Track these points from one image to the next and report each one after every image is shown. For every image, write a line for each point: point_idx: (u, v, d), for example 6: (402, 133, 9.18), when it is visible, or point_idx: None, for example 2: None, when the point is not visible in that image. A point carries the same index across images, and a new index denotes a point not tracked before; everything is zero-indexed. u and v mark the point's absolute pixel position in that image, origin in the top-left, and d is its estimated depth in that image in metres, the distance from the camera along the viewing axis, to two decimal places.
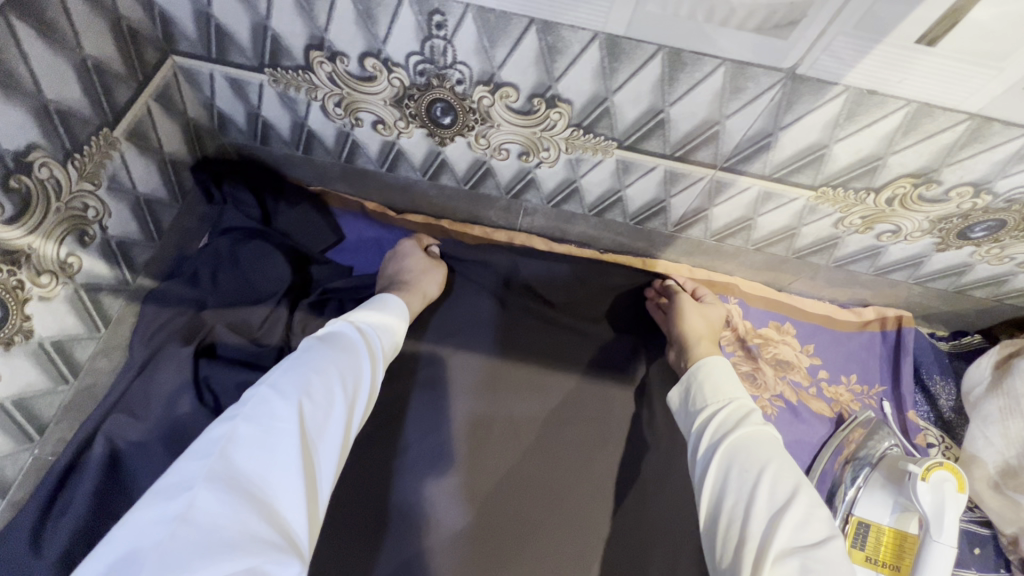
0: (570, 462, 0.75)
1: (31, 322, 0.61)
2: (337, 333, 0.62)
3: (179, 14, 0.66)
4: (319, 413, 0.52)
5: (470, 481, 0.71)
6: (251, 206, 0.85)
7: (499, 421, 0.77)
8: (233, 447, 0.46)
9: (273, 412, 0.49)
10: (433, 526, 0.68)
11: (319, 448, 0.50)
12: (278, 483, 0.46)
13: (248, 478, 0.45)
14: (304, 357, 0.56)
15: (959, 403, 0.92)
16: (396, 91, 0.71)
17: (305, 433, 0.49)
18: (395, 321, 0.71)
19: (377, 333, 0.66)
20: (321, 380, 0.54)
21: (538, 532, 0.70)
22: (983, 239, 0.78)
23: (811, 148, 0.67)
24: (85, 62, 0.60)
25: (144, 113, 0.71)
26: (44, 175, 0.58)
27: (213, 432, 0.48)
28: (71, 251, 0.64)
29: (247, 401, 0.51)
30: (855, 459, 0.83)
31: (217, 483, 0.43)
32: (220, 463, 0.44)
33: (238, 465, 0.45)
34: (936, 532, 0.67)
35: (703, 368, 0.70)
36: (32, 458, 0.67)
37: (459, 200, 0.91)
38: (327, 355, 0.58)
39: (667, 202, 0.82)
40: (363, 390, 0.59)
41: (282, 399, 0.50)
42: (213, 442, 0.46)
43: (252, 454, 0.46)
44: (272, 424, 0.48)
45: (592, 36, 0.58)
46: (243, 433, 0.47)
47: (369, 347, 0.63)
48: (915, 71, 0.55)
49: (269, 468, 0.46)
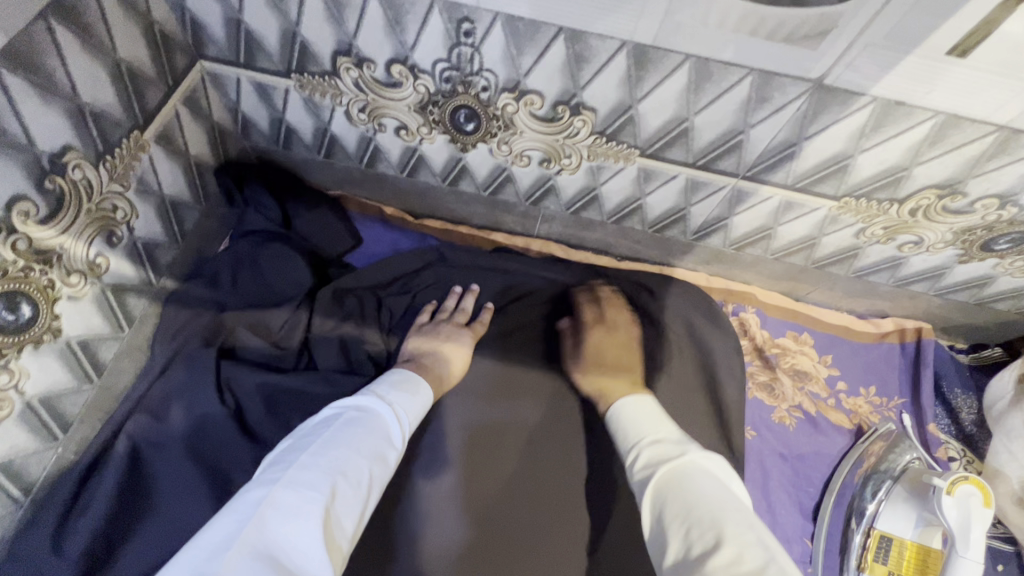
0: (570, 473, 0.74)
1: (60, 321, 0.61)
2: (372, 404, 0.58)
3: (209, 21, 0.67)
4: (351, 496, 0.47)
5: (469, 491, 0.70)
6: (271, 209, 0.85)
7: (494, 427, 0.75)
8: (271, 515, 0.41)
9: (306, 483, 0.44)
10: (430, 535, 0.67)
11: (344, 529, 0.45)
12: (307, 563, 0.40)
13: (275, 556, 0.39)
14: (340, 426, 0.52)
15: (981, 416, 0.91)
16: (420, 98, 0.72)
17: (333, 514, 0.44)
18: (428, 403, 0.66)
19: (410, 408, 0.61)
20: (355, 457, 0.49)
21: (536, 546, 0.69)
22: (1007, 251, 0.78)
23: (835, 159, 0.67)
24: (119, 65, 0.61)
25: (172, 117, 0.72)
26: (77, 176, 0.59)
27: (245, 498, 0.43)
28: (99, 251, 0.65)
29: (281, 468, 0.46)
30: (877, 472, 0.82)
31: (247, 559, 0.38)
32: (252, 535, 0.39)
33: (274, 537, 0.40)
34: (963, 548, 0.66)
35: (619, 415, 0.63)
36: (55, 457, 0.67)
37: (478, 206, 0.91)
38: (361, 428, 0.53)
39: (687, 210, 0.82)
40: (389, 476, 0.53)
41: (316, 471, 0.46)
42: (249, 508, 0.42)
43: (285, 528, 0.41)
44: (305, 496, 0.43)
45: (619, 45, 0.59)
46: (279, 501, 0.42)
47: (402, 426, 0.58)
48: (943, 83, 0.55)
49: (296, 545, 0.40)
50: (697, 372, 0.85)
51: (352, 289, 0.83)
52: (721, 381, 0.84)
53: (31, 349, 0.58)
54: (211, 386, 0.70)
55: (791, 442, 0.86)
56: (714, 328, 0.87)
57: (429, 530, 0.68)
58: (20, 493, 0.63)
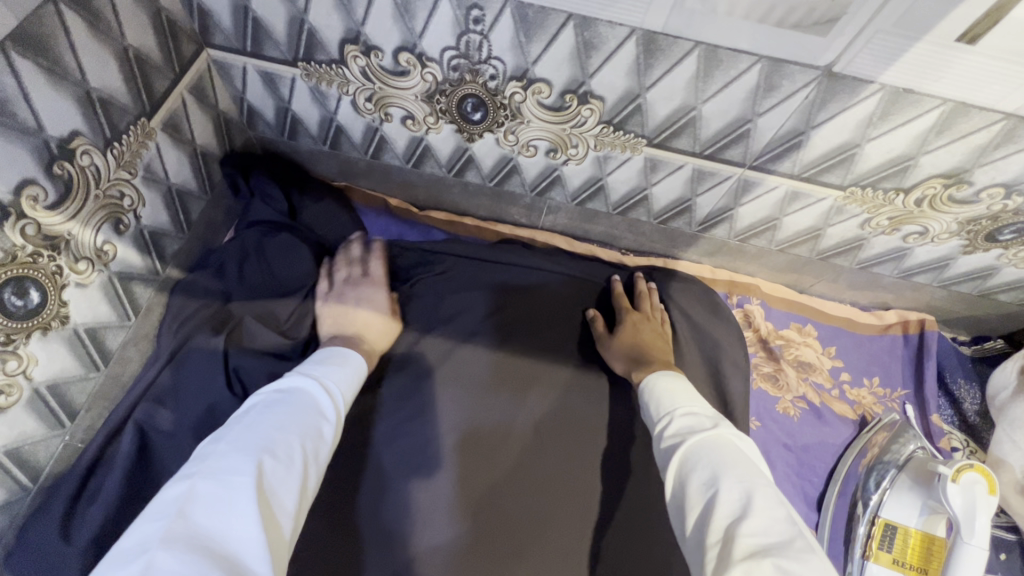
0: (570, 468, 0.72)
1: (68, 308, 0.61)
2: (297, 386, 0.58)
3: (216, 8, 0.67)
4: (281, 471, 0.46)
5: (466, 488, 0.67)
6: (278, 199, 0.85)
7: (489, 425, 0.72)
8: (192, 505, 0.40)
9: (231, 466, 0.44)
10: (423, 536, 0.64)
11: (282, 502, 0.45)
12: (245, 538, 0.39)
13: (208, 538, 0.38)
14: (261, 412, 0.52)
15: (984, 407, 0.91)
16: (428, 87, 0.71)
17: (266, 490, 0.44)
18: (358, 375, 0.66)
19: (339, 382, 0.62)
20: (282, 434, 0.49)
21: (535, 546, 0.66)
22: (1011, 241, 0.78)
23: (842, 148, 0.67)
24: (127, 51, 0.61)
25: (179, 105, 0.72)
26: (85, 162, 0.59)
27: (164, 495, 0.41)
28: (107, 239, 0.64)
29: (201, 461, 0.45)
30: (879, 463, 0.81)
31: (177, 545, 0.37)
32: (177, 524, 0.38)
33: (199, 522, 0.39)
34: (968, 534, 0.66)
35: (661, 386, 0.65)
36: (63, 445, 0.66)
37: (483, 197, 0.92)
38: (284, 409, 0.53)
39: (692, 201, 0.82)
40: (324, 449, 0.54)
41: (240, 453, 0.45)
42: (171, 502, 0.40)
43: (214, 510, 0.40)
44: (232, 477, 0.43)
45: (629, 32, 0.59)
46: (202, 489, 0.41)
47: (333, 402, 0.58)
48: (952, 70, 0.55)
49: (232, 524, 0.40)
50: (703, 363, 0.85)
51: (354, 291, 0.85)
52: (726, 371, 0.84)
53: (39, 336, 0.58)
54: (219, 373, 0.70)
55: (796, 432, 0.86)
56: (718, 319, 0.88)
57: (423, 530, 0.65)
58: (28, 481, 0.63)
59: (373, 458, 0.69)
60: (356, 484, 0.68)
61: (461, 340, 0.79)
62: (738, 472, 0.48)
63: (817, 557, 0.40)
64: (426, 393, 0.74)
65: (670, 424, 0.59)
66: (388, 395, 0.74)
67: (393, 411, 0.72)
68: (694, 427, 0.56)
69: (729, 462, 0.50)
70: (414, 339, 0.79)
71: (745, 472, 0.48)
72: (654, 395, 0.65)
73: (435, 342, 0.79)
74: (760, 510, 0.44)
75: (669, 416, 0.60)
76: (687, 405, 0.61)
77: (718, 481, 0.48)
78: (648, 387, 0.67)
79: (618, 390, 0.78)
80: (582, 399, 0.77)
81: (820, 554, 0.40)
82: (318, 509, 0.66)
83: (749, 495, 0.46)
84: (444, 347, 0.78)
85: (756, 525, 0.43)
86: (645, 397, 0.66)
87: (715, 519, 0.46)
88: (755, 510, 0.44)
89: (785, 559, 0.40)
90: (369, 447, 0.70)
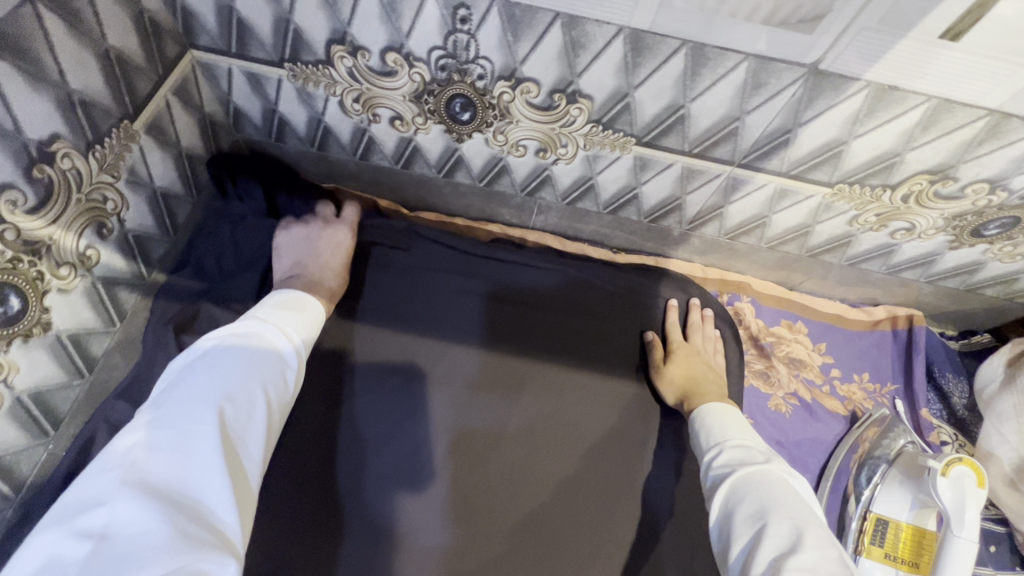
0: (561, 466, 0.72)
1: (50, 314, 0.60)
2: (257, 330, 0.58)
3: (200, 8, 0.66)
4: (241, 415, 0.49)
5: (462, 489, 0.68)
6: (260, 199, 0.85)
7: (480, 426, 0.73)
8: (149, 453, 0.43)
9: (191, 414, 0.46)
10: (420, 540, 0.65)
11: (244, 447, 0.48)
12: (208, 487, 0.43)
13: (169, 486, 0.41)
14: (219, 353, 0.53)
15: (972, 401, 0.92)
16: (415, 87, 0.71)
17: (226, 436, 0.47)
18: (318, 320, 0.67)
19: (300, 330, 0.63)
20: (242, 382, 0.51)
21: (533, 542, 0.66)
22: (996, 236, 0.79)
23: (829, 145, 0.68)
24: (108, 52, 0.60)
25: (163, 106, 0.71)
26: (66, 166, 0.58)
27: (119, 443, 0.44)
28: (90, 243, 0.63)
29: (159, 406, 0.47)
30: (871, 458, 0.83)
31: (136, 493, 0.40)
32: (136, 473, 0.41)
33: (157, 470, 0.42)
34: (957, 527, 0.67)
35: (716, 415, 0.67)
36: (47, 453, 0.65)
37: (473, 197, 0.91)
38: (243, 354, 0.54)
39: (682, 199, 0.82)
40: (285, 393, 0.56)
41: (198, 401, 0.47)
42: (127, 450, 0.43)
43: (173, 459, 0.43)
44: (190, 425, 0.45)
45: (616, 31, 0.59)
46: (160, 438, 0.44)
47: (293, 346, 0.60)
48: (936, 67, 0.56)
49: (192, 472, 0.43)
50: None
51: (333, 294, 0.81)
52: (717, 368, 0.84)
53: (20, 343, 0.57)
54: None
55: (787, 429, 0.87)
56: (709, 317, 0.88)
57: (421, 534, 0.65)
58: (10, 491, 0.62)
59: (365, 460, 0.68)
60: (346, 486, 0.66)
61: (453, 341, 0.79)
62: (788, 511, 0.50)
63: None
64: (417, 394, 0.73)
65: (720, 454, 0.61)
66: (380, 396, 0.73)
67: (385, 413, 0.72)
68: (743, 459, 0.58)
69: (779, 500, 0.52)
70: (406, 340, 0.78)
71: (794, 512, 0.50)
72: (705, 423, 0.67)
73: (427, 343, 0.78)
74: (810, 550, 0.46)
75: (719, 445, 0.63)
76: (740, 436, 0.63)
77: (767, 516, 0.50)
78: (702, 415, 0.69)
79: (611, 389, 0.78)
80: (575, 398, 0.77)
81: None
82: (308, 514, 0.65)
83: (799, 534, 0.48)
84: (435, 347, 0.78)
85: (805, 564, 0.45)
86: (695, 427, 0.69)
87: (762, 550, 0.48)
88: (804, 549, 0.46)
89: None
90: (361, 449, 0.69)
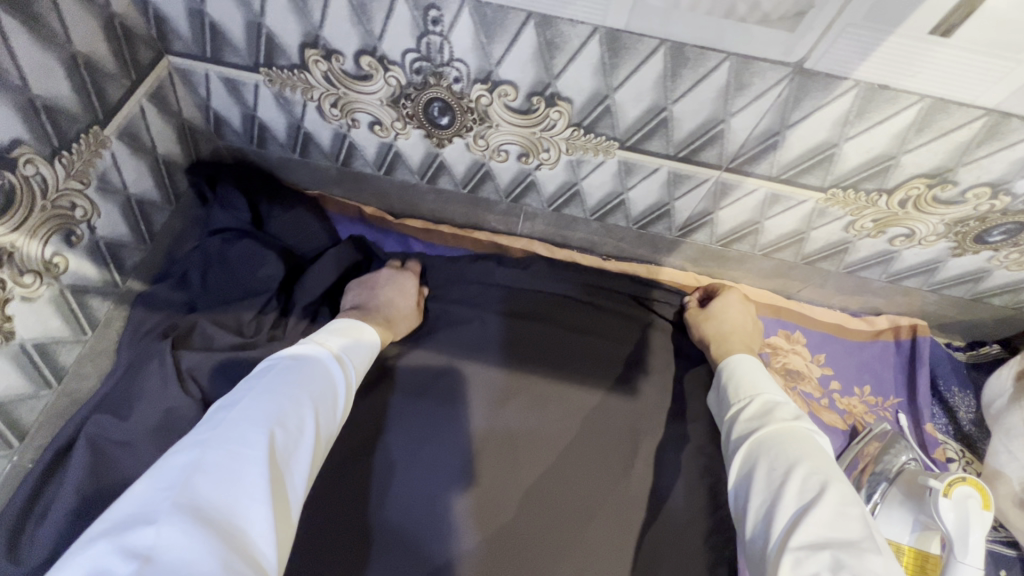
0: (554, 473, 0.68)
1: (12, 323, 0.59)
2: (312, 355, 0.59)
3: (173, 13, 0.65)
4: (289, 441, 0.48)
5: (465, 499, 0.65)
6: (242, 208, 0.82)
7: (497, 432, 0.70)
8: (199, 476, 0.42)
9: (244, 437, 0.45)
10: (438, 540, 0.62)
11: (291, 477, 0.47)
12: (252, 513, 0.42)
13: (215, 509, 0.40)
14: (274, 377, 0.53)
15: (979, 416, 0.88)
16: (392, 91, 0.69)
17: (275, 461, 0.46)
18: (369, 348, 0.68)
19: (352, 357, 0.63)
20: (294, 407, 0.50)
21: (538, 560, 0.63)
22: (1001, 243, 0.75)
23: (820, 148, 0.65)
24: (75, 57, 0.59)
25: (136, 112, 0.70)
26: (29, 172, 0.57)
27: (173, 461, 0.43)
28: (56, 251, 0.63)
29: (211, 427, 0.47)
30: (872, 475, 0.78)
31: (185, 514, 0.39)
32: (186, 493, 0.40)
33: (205, 494, 0.41)
34: (962, 554, 0.63)
35: (743, 366, 0.70)
36: (10, 465, 0.65)
37: (459, 204, 0.89)
38: (296, 376, 0.54)
39: (670, 205, 0.80)
40: (333, 424, 0.55)
41: (251, 425, 0.47)
42: (180, 468, 0.42)
43: (223, 482, 0.42)
44: (241, 449, 0.44)
45: (591, 30, 0.57)
46: (210, 459, 0.43)
47: (346, 373, 0.60)
48: (928, 64, 0.53)
49: (239, 497, 0.42)
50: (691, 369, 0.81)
51: (309, 304, 0.78)
52: None
53: None
54: (172, 377, 0.67)
55: None
56: None
57: (428, 540, 0.62)
58: None
59: (341, 473, 0.65)
60: (317, 503, 0.63)
61: (433, 351, 0.76)
62: (810, 464, 0.52)
63: (880, 559, 0.43)
64: (397, 406, 0.70)
65: (745, 409, 0.64)
66: (357, 406, 0.70)
67: (360, 422, 0.69)
68: (772, 414, 0.61)
69: (801, 453, 0.54)
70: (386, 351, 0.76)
71: (816, 465, 0.52)
72: (735, 376, 0.69)
73: (410, 352, 0.76)
74: (833, 503, 0.48)
75: (749, 400, 0.65)
76: (770, 390, 0.65)
77: (793, 467, 0.52)
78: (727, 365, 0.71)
79: (593, 399, 0.74)
80: (571, 406, 0.74)
81: (885, 556, 0.43)
82: None
83: (824, 486, 0.50)
84: (416, 358, 0.75)
85: (826, 517, 0.47)
86: (723, 378, 0.70)
87: (782, 502, 0.50)
88: (824, 502, 0.48)
89: (844, 552, 0.44)
90: (336, 463, 0.65)
